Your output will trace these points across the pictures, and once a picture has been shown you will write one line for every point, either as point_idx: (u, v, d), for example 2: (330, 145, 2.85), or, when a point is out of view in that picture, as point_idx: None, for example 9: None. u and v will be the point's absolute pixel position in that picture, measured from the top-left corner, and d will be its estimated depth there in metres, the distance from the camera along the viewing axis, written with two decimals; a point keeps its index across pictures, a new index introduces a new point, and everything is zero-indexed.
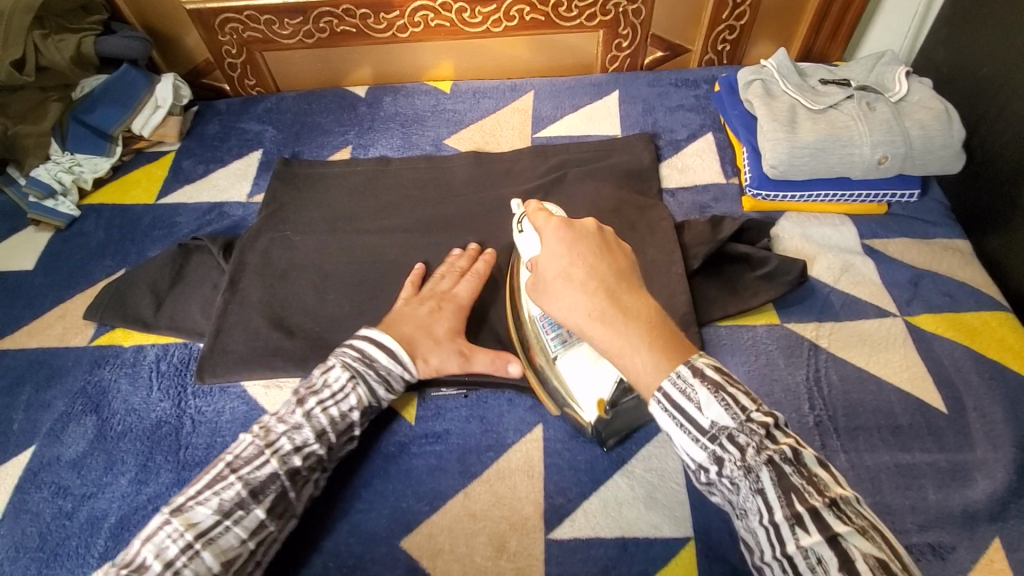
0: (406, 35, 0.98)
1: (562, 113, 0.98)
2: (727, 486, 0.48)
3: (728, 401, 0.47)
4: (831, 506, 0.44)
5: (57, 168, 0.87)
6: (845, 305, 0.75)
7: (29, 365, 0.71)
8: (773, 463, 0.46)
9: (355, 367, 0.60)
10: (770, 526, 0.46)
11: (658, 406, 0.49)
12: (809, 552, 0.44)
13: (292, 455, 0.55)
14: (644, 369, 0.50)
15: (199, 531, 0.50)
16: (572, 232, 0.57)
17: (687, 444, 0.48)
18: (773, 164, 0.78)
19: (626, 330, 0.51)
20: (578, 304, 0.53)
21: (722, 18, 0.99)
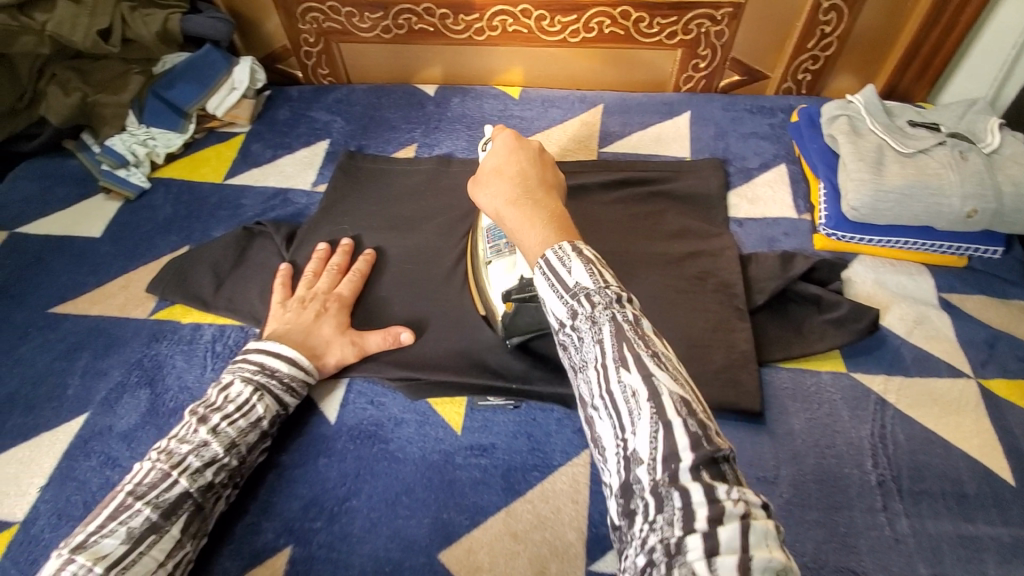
0: (482, 38, 0.97)
1: (630, 129, 0.96)
2: (576, 341, 0.47)
3: (596, 273, 0.47)
4: (654, 357, 0.43)
5: (132, 140, 0.89)
6: (917, 360, 0.71)
7: (89, 332, 0.72)
8: (615, 320, 0.45)
9: (257, 380, 0.60)
10: (602, 373, 0.44)
11: (540, 274, 0.49)
12: (627, 389, 0.42)
13: (203, 471, 0.54)
14: (533, 243, 0.51)
15: (110, 563, 0.47)
16: (520, 138, 0.59)
17: (553, 300, 0.48)
18: (854, 206, 0.75)
19: (528, 211, 0.53)
20: (499, 193, 0.54)
21: (807, 48, 0.95)
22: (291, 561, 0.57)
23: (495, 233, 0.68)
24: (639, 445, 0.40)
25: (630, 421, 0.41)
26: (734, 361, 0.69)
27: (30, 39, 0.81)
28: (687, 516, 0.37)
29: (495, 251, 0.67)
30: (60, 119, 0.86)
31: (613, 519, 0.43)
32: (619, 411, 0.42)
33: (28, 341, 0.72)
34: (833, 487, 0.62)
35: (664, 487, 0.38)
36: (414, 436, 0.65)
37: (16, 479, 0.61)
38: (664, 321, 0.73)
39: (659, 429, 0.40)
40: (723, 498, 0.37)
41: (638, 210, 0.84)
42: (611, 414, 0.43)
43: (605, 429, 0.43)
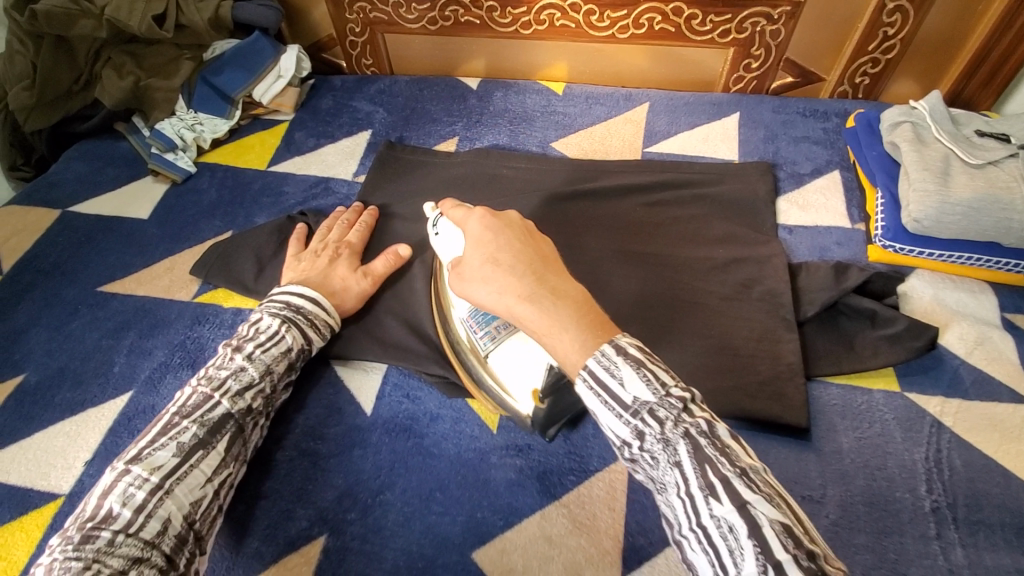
0: (529, 32, 0.96)
1: (676, 129, 0.93)
2: (648, 461, 0.45)
3: (649, 378, 0.44)
4: (742, 476, 0.41)
5: (181, 124, 0.90)
6: (976, 382, 0.67)
7: (135, 312, 0.74)
8: (690, 436, 0.43)
9: (284, 314, 0.64)
10: (688, 501, 0.42)
11: (584, 387, 0.46)
12: (721, 521, 0.40)
13: (242, 394, 0.58)
14: (570, 349, 0.47)
15: (165, 473, 0.51)
16: (489, 219, 0.56)
17: (612, 422, 0.45)
18: (916, 218, 0.71)
19: (553, 309, 0.48)
20: (501, 293, 0.50)
21: (868, 49, 0.91)
22: (325, 550, 0.57)
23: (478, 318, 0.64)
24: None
25: (733, 560, 0.39)
26: (780, 374, 0.66)
27: (89, 23, 0.85)
28: None
29: (492, 339, 0.62)
30: (113, 102, 0.88)
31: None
32: (717, 546, 0.41)
33: (77, 317, 0.74)
34: (883, 511, 0.59)
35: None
36: (449, 432, 0.64)
37: (62, 452, 0.63)
38: (708, 328, 0.70)
39: (769, 572, 0.37)
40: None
41: (683, 212, 0.82)
42: (705, 547, 0.42)
43: (702, 563, 0.42)
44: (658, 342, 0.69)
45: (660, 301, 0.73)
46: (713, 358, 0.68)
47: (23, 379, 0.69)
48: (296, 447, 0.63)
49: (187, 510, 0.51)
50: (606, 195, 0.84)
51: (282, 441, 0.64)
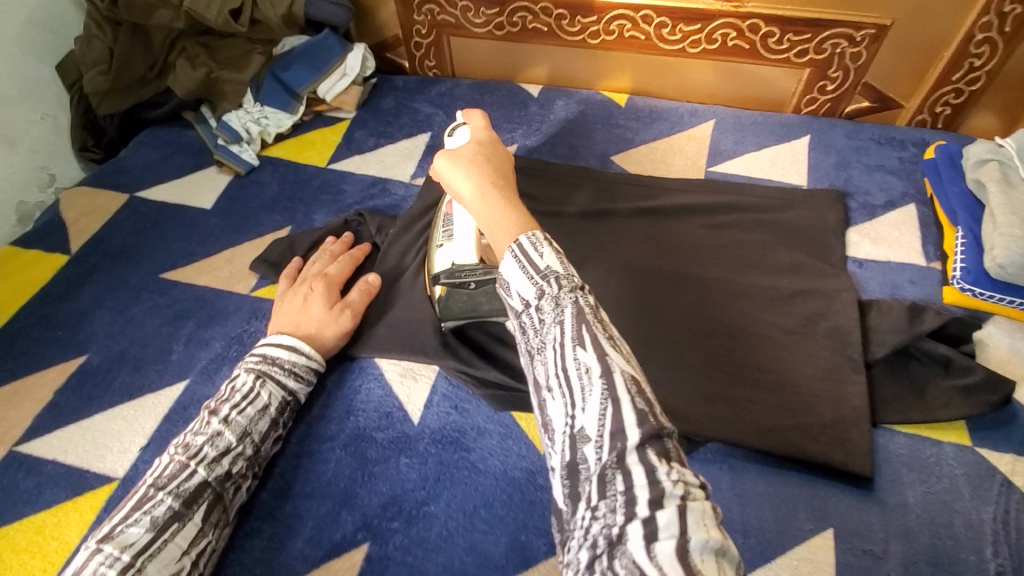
0: (596, 42, 0.94)
1: (742, 149, 0.90)
2: (538, 323, 0.46)
3: (563, 260, 0.47)
4: (613, 342, 0.44)
5: (247, 117, 0.92)
6: None
7: (195, 301, 0.75)
8: (578, 304, 0.45)
9: (259, 368, 0.62)
10: (560, 350, 0.44)
11: (510, 256, 0.48)
12: (582, 366, 0.43)
13: (219, 460, 0.56)
14: (506, 231, 0.50)
15: (136, 551, 0.49)
16: (494, 142, 0.61)
17: (522, 284, 0.47)
18: (1002, 263, 0.67)
19: (503, 205, 0.52)
20: (475, 175, 0.55)
21: (952, 79, 0.86)
22: (368, 558, 0.57)
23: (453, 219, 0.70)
24: (587, 422, 0.41)
25: (581, 398, 0.42)
26: (843, 418, 0.63)
27: (167, 13, 0.87)
28: (630, 499, 0.37)
29: (446, 236, 0.69)
30: (184, 92, 0.90)
31: (560, 504, 0.43)
32: (572, 388, 0.43)
33: (139, 302, 0.76)
34: (949, 574, 0.55)
35: (610, 469, 0.39)
36: (496, 449, 0.63)
37: (120, 436, 0.64)
38: (767, 362, 0.68)
39: (608, 411, 0.40)
40: (664, 480, 0.37)
41: (745, 238, 0.79)
42: (562, 393, 0.43)
43: (556, 409, 0.44)
44: (714, 373, 0.67)
45: (718, 329, 0.71)
46: (772, 393, 0.66)
47: (85, 359, 0.71)
48: (343, 449, 0.64)
49: None
50: (666, 214, 0.82)
51: (331, 441, 0.65)
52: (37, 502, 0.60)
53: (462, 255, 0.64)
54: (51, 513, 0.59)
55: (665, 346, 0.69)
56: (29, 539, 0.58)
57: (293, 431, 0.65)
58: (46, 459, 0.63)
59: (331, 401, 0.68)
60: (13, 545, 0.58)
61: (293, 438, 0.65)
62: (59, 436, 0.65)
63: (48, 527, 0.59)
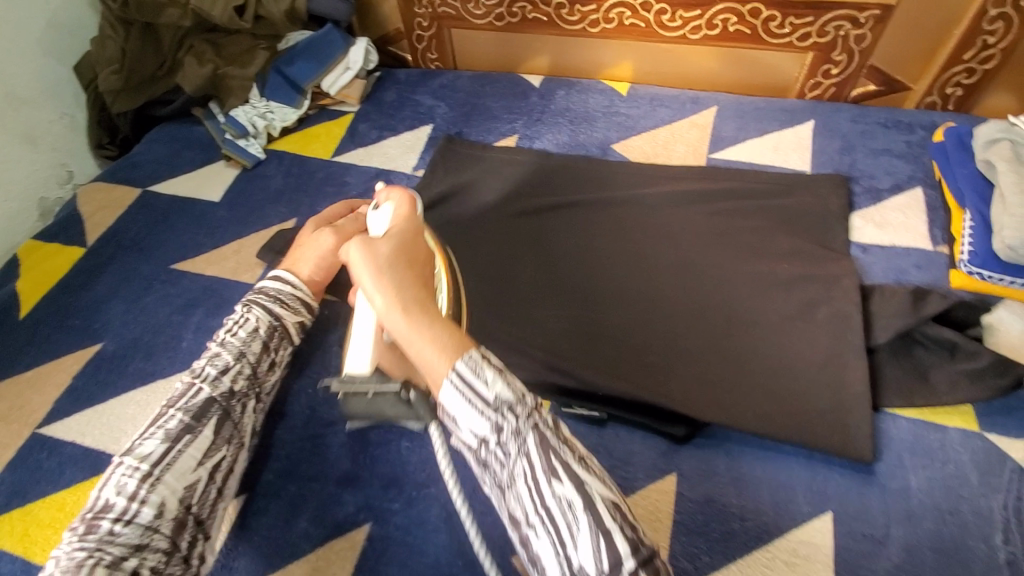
0: (596, 31, 0.94)
1: (745, 136, 0.89)
2: (501, 458, 0.45)
3: (511, 382, 0.47)
4: (580, 461, 0.46)
5: (253, 112, 0.93)
6: None
7: (203, 291, 0.77)
8: (539, 429, 0.46)
9: (247, 299, 0.66)
10: (533, 486, 0.45)
11: (449, 388, 0.45)
12: (563, 501, 0.44)
13: (221, 378, 0.59)
14: (433, 364, 0.46)
15: (153, 460, 0.52)
16: (417, 229, 0.59)
17: (473, 420, 0.45)
18: (1010, 245, 0.65)
19: (427, 326, 0.48)
20: (399, 289, 0.50)
21: (962, 58, 0.85)
22: (370, 538, 0.58)
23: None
24: (584, 559, 0.43)
25: (571, 536, 0.43)
26: (845, 402, 0.63)
27: (175, 12, 0.90)
28: None
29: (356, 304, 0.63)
30: (193, 88, 0.92)
31: None
32: (559, 527, 0.44)
33: (151, 292, 0.78)
34: (953, 559, 0.55)
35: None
36: None
37: (133, 419, 0.67)
38: (767, 346, 0.68)
39: (601, 539, 0.43)
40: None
41: (746, 223, 0.78)
42: (547, 530, 0.44)
43: (544, 547, 0.44)
44: (713, 356, 0.67)
45: (717, 314, 0.71)
46: (771, 377, 0.65)
47: (101, 346, 0.74)
48: (346, 432, 0.65)
49: (182, 495, 0.52)
50: (666, 200, 0.82)
51: (334, 425, 0.66)
52: (57, 481, 0.63)
53: (354, 364, 0.56)
54: (70, 492, 0.62)
55: (663, 332, 0.70)
56: (51, 516, 0.60)
57: (296, 416, 0.67)
58: (64, 441, 0.66)
59: (333, 385, 0.69)
60: (36, 521, 0.60)
61: (296, 422, 0.67)
62: (76, 420, 0.67)
63: (67, 504, 0.61)
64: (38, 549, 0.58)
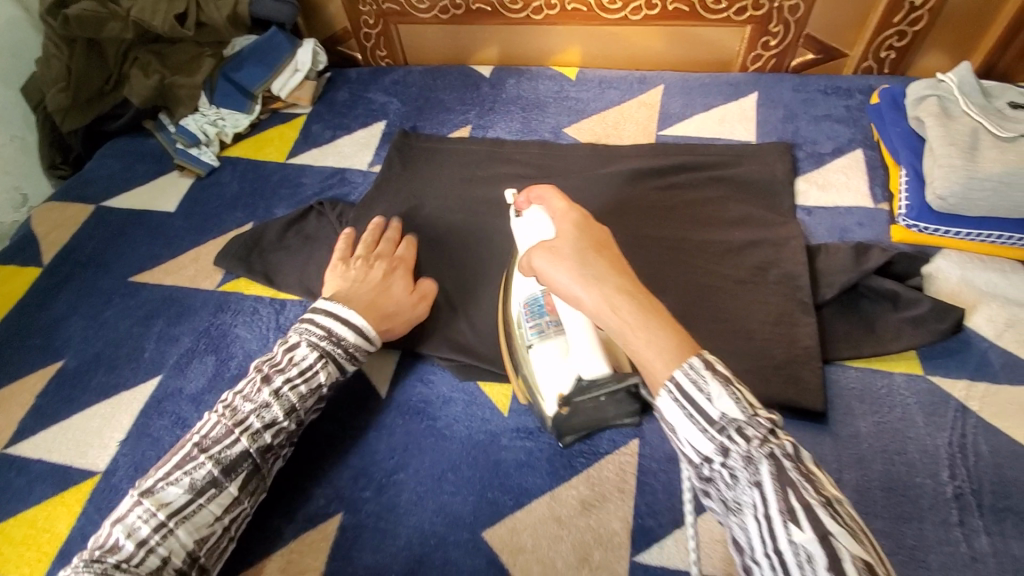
0: (540, 17, 0.96)
1: (691, 112, 0.92)
2: (726, 478, 0.42)
3: (737, 395, 0.42)
4: (827, 505, 0.38)
5: (204, 120, 0.94)
6: (1006, 366, 0.65)
7: (163, 301, 0.77)
8: (774, 457, 0.40)
9: (321, 348, 0.61)
10: (764, 523, 0.39)
11: (668, 398, 0.44)
12: (800, 549, 0.37)
13: (262, 433, 0.57)
14: (654, 361, 0.45)
15: (172, 511, 0.51)
16: (589, 219, 0.54)
17: (694, 435, 0.43)
18: (941, 195, 0.68)
19: (649, 329, 0.45)
20: (605, 279, 0.48)
21: (892, 22, 0.88)
22: (342, 527, 0.59)
23: (534, 308, 0.63)
24: None
25: None
26: (795, 358, 0.65)
27: (116, 25, 0.89)
28: None
29: (538, 333, 0.61)
30: (141, 100, 0.92)
31: None
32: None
33: (110, 306, 0.78)
34: (903, 497, 0.57)
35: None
36: (461, 414, 0.66)
37: (100, 431, 0.67)
38: (719, 311, 0.70)
39: None
40: None
41: (697, 195, 0.81)
42: (779, 575, 0.38)
43: None
44: None
45: (672, 284, 0.72)
46: (725, 341, 0.67)
47: (62, 364, 0.73)
48: (314, 428, 0.66)
49: (191, 548, 0.52)
50: (619, 177, 0.83)
51: None
52: (27, 499, 0.63)
53: (591, 367, 0.56)
54: (40, 508, 0.62)
55: None
56: (24, 532, 0.60)
57: None
58: (31, 459, 0.66)
59: None
60: (9, 539, 0.60)
61: None
62: (42, 437, 0.67)
63: (39, 520, 0.61)
64: (12, 565, 0.58)
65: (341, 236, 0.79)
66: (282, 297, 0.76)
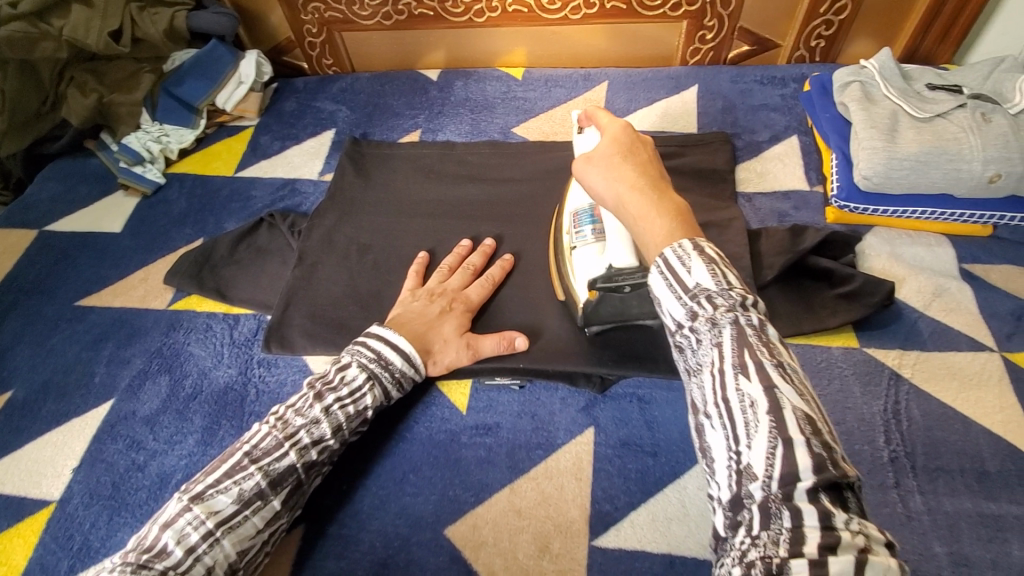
0: (482, 20, 0.97)
1: (635, 106, 0.94)
2: (693, 342, 0.46)
3: (718, 274, 0.46)
4: (777, 366, 0.42)
5: (147, 137, 0.92)
6: (935, 333, 0.69)
7: (113, 323, 0.76)
8: (737, 323, 0.44)
9: (372, 369, 0.60)
10: (719, 376, 0.43)
11: (656, 270, 0.49)
12: (744, 395, 0.41)
13: (309, 449, 0.56)
14: (656, 236, 0.51)
15: (220, 520, 0.50)
16: (632, 131, 0.58)
17: (670, 301, 0.47)
18: (866, 175, 0.72)
19: (658, 217, 0.51)
20: (622, 179, 0.54)
21: (820, 12, 0.91)
22: (306, 537, 0.59)
23: (582, 216, 0.66)
24: (755, 459, 0.39)
25: (746, 434, 0.40)
26: None
27: (49, 45, 0.86)
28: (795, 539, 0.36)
29: (585, 238, 0.64)
30: (80, 120, 0.90)
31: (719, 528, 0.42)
32: (734, 418, 0.41)
33: (59, 331, 0.76)
34: None
35: (777, 504, 0.38)
36: (420, 417, 0.66)
37: (55, 460, 0.66)
38: None
39: (779, 444, 0.39)
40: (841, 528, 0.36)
41: None
42: (724, 421, 0.42)
43: (717, 438, 0.42)
44: None
45: None
46: None
47: (11, 395, 0.71)
48: None
49: (232, 559, 0.51)
50: (567, 173, 0.85)
51: None
52: None
53: (620, 258, 0.60)
54: None
55: None
56: None
57: None
58: None
59: None
60: None
61: None
62: None
63: None
64: None
65: (294, 247, 0.79)
66: (235, 312, 0.75)
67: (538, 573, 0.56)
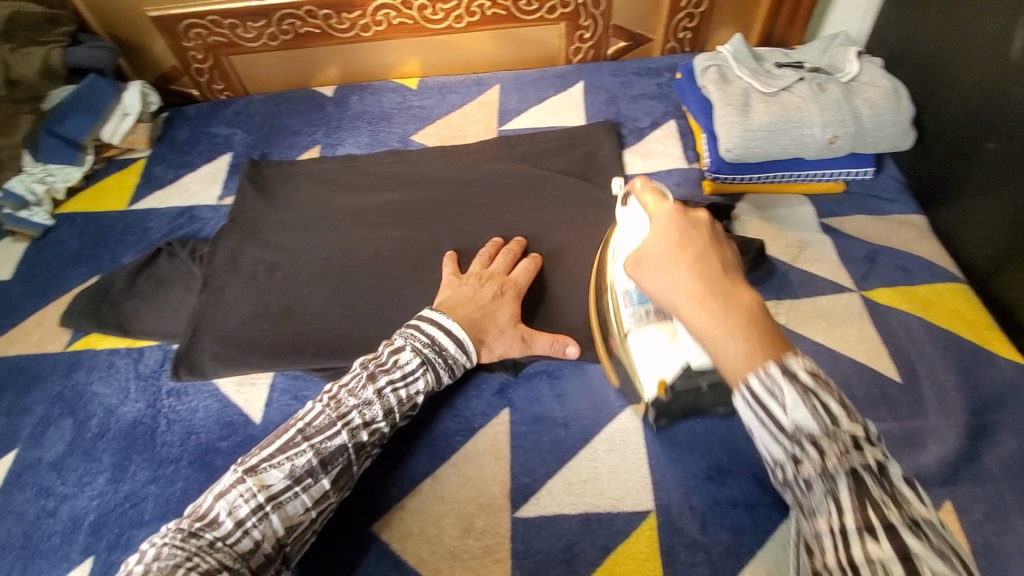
0: (370, 34, 0.99)
1: (527, 105, 0.99)
2: (801, 489, 0.41)
3: (817, 406, 0.40)
4: (910, 525, 0.36)
5: (30, 179, 0.88)
6: (804, 282, 0.77)
7: (8, 373, 0.73)
8: (855, 472, 0.38)
9: (425, 354, 0.62)
10: (836, 543, 0.38)
11: (741, 401, 0.42)
12: (876, 565, 0.35)
13: (361, 429, 0.58)
14: (733, 356, 0.42)
15: (271, 494, 0.52)
16: (685, 212, 0.51)
17: (765, 438, 0.42)
18: (727, 148, 0.80)
19: (727, 313, 0.43)
20: (680, 284, 0.46)
21: (682, 6, 1.00)
22: None
23: (635, 295, 0.59)
24: None
25: None
26: None
27: None
28: None
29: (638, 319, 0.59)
30: None
31: None
32: None
33: None
34: None
35: None
36: None
37: None
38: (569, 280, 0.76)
39: None
40: None
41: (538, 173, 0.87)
42: None
43: None
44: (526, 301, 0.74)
45: None
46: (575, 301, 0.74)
47: None
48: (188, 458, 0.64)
49: (281, 534, 0.52)
50: (467, 172, 0.88)
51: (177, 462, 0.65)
52: None
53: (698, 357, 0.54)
54: None
55: None
56: None
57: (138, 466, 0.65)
58: None
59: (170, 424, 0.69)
60: None
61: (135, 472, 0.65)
62: None
63: None
64: None
65: (197, 273, 0.79)
66: (139, 345, 0.74)
67: (465, 552, 0.58)
